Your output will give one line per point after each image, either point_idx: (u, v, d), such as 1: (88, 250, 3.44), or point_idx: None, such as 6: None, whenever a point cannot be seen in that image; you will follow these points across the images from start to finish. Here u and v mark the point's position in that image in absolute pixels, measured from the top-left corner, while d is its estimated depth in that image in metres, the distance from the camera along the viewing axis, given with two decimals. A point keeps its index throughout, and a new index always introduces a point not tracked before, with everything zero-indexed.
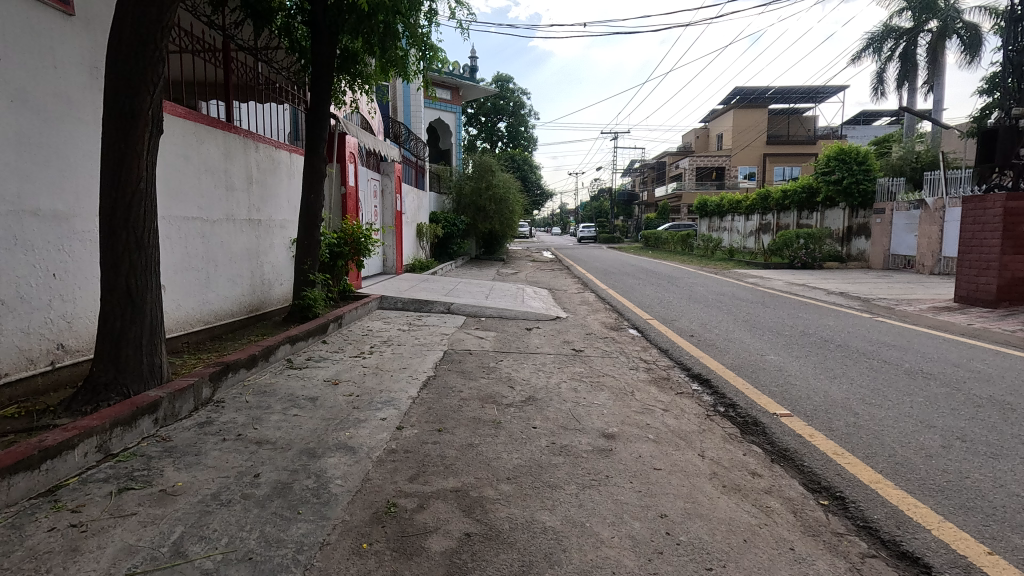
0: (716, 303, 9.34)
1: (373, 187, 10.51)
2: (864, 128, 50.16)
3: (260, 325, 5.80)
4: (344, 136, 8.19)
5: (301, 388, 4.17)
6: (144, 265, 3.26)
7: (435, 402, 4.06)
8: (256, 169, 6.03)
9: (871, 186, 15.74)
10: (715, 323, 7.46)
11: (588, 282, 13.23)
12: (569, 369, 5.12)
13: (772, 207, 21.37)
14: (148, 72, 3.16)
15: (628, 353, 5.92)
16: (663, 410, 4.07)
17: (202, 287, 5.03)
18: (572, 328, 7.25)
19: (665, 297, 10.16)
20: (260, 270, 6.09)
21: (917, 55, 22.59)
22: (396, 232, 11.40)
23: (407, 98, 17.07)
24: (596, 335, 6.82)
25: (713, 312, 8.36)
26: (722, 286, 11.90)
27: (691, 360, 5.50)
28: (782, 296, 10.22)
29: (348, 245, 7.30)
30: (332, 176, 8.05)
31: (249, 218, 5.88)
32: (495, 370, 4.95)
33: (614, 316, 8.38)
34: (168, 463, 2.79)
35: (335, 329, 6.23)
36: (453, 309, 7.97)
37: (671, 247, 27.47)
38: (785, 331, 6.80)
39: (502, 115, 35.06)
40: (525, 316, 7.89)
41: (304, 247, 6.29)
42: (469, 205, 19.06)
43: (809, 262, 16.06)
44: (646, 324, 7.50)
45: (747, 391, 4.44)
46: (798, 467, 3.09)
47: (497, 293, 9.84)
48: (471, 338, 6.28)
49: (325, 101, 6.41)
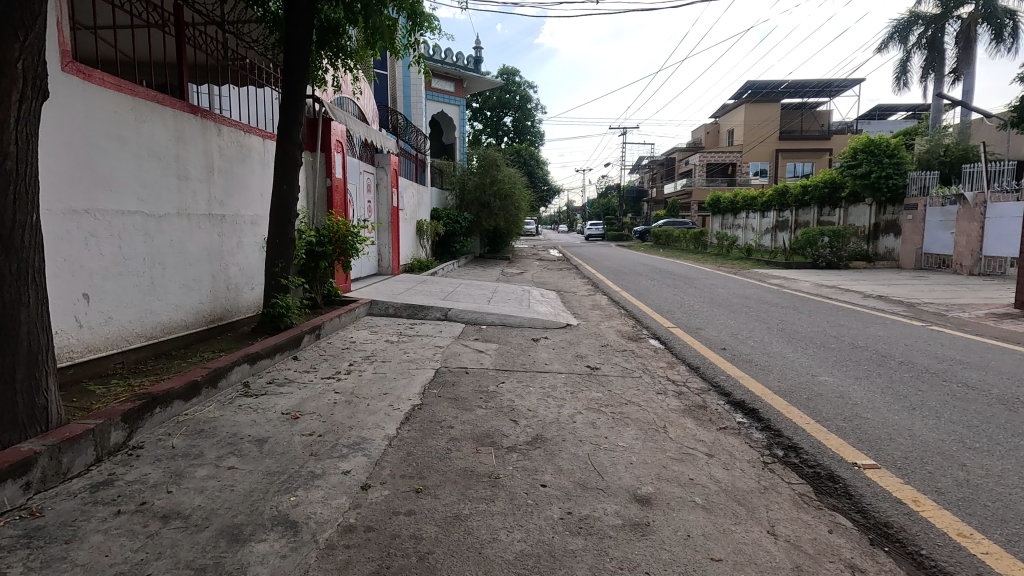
0: (743, 308, 8.45)
1: (366, 180, 9.69)
2: (880, 123, 48.86)
3: (222, 337, 4.95)
4: (329, 122, 7.35)
5: (250, 425, 3.32)
6: (16, 273, 2.43)
7: (417, 446, 3.19)
8: (219, 156, 5.17)
9: (902, 181, 14.68)
10: (747, 332, 6.58)
11: (599, 283, 12.34)
12: (585, 394, 4.25)
13: (791, 204, 20.35)
14: (16, 13, 2.30)
15: (652, 372, 5.04)
16: (707, 455, 3.20)
17: (144, 295, 4.19)
18: (585, 338, 6.37)
19: (685, 301, 9.25)
20: (223, 273, 5.24)
21: (945, 43, 21.56)
22: (391, 229, 10.55)
23: (407, 88, 16.09)
24: (613, 348, 5.95)
25: (741, 319, 7.46)
26: (745, 288, 10.98)
27: (729, 382, 4.62)
28: (815, 299, 9.29)
29: (332, 244, 6.49)
30: (317, 168, 7.27)
31: (210, 213, 5.04)
32: (494, 397, 4.08)
33: (631, 323, 7.49)
34: (18, 560, 1.94)
35: (310, 341, 5.38)
36: (450, 316, 7.12)
37: (683, 245, 26.49)
38: (831, 344, 5.90)
39: (508, 109, 34.21)
40: (531, 323, 7.03)
41: (276, 246, 5.43)
42: (473, 200, 18.20)
43: (834, 262, 15.06)
44: (668, 334, 6.62)
45: (808, 427, 3.55)
46: (914, 557, 2.20)
47: (501, 297, 8.97)
48: (469, 353, 5.41)
49: (300, 78, 5.55)
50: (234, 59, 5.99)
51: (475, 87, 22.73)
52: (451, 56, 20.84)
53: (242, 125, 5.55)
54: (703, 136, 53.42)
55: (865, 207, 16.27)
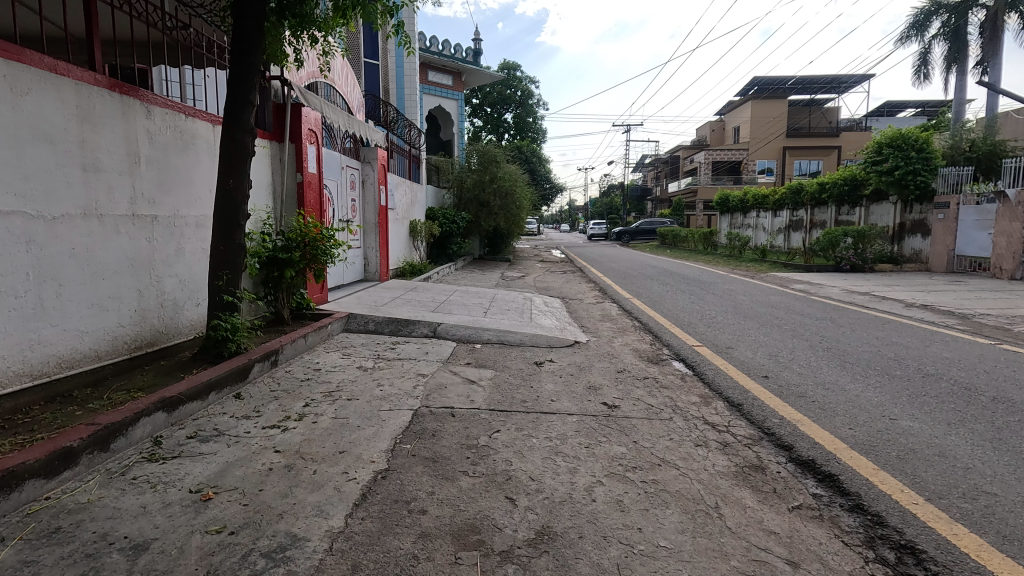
0: (773, 320, 7.47)
1: (348, 176, 8.73)
2: (889, 120, 47.71)
3: (148, 369, 3.97)
4: (300, 108, 6.40)
5: (134, 515, 2.33)
6: None
7: (371, 551, 2.20)
8: (148, 142, 4.18)
9: (931, 178, 13.60)
10: (787, 353, 5.60)
11: (608, 288, 11.36)
12: (604, 450, 3.28)
13: (806, 203, 19.30)
14: None
15: (685, 411, 4.06)
16: (789, 563, 2.22)
17: (28, 319, 3.22)
18: (597, 361, 5.39)
19: (705, 311, 8.26)
20: (153, 287, 4.24)
21: (968, 33, 20.58)
22: (379, 231, 9.58)
23: (401, 78, 15.08)
24: (631, 374, 4.98)
25: (775, 334, 6.49)
26: (768, 295, 9.98)
27: (786, 428, 3.64)
28: (852, 309, 8.29)
29: (300, 250, 5.69)
30: (287, 161, 6.33)
31: (134, 214, 4.05)
32: (487, 457, 3.11)
33: (648, 340, 6.51)
34: None
35: (264, 371, 4.39)
36: (440, 332, 6.16)
37: (692, 244, 25.44)
38: (894, 370, 4.92)
39: (508, 105, 33.16)
40: (534, 341, 6.05)
41: (220, 254, 4.40)
42: (472, 199, 17.20)
43: (859, 264, 14.04)
44: (694, 355, 5.65)
45: (918, 510, 2.57)
46: None
47: (499, 306, 8.01)
48: (458, 384, 4.44)
49: (252, 49, 4.53)
50: (176, 28, 4.94)
51: (473, 81, 21.73)
52: (448, 48, 19.87)
53: (183, 106, 4.56)
54: (708, 134, 52.36)
55: (888, 206, 15.24)
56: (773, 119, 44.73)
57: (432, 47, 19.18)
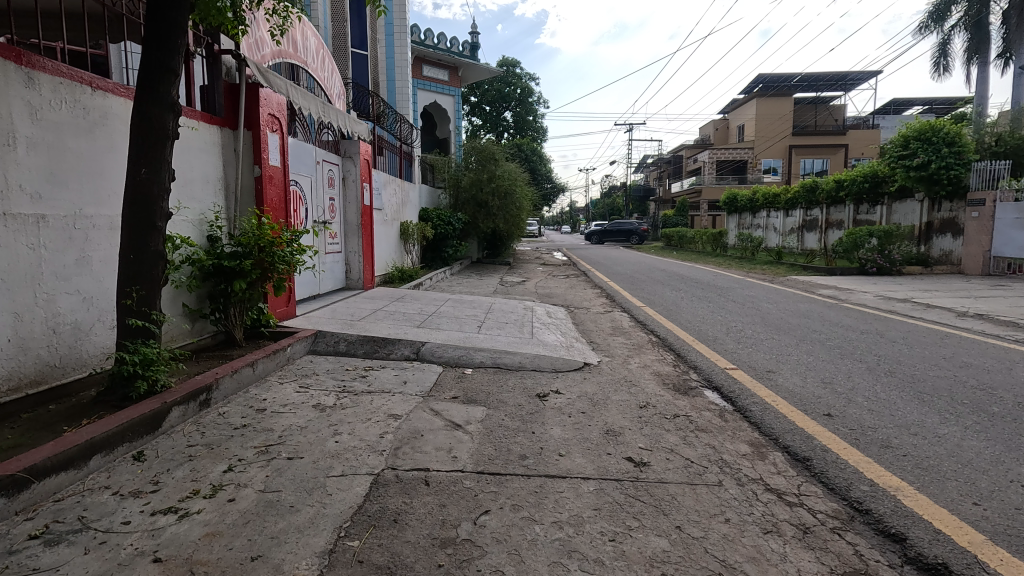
0: (812, 334, 6.47)
1: (325, 172, 7.76)
2: (896, 118, 46.73)
3: (20, 421, 2.98)
4: (258, 88, 5.41)
5: None
6: None
7: None
8: (29, 118, 3.19)
9: (964, 172, 12.55)
10: (842, 379, 4.61)
11: (617, 295, 10.40)
12: (638, 547, 2.29)
13: (822, 201, 18.34)
14: None
15: (736, 472, 3.07)
16: None
17: None
18: (613, 393, 4.40)
19: (730, 323, 7.27)
20: (38, 310, 3.25)
21: (990, 23, 19.61)
22: (362, 233, 8.58)
23: (391, 71, 14.04)
24: (658, 413, 3.99)
25: (820, 354, 5.49)
26: (795, 303, 8.98)
27: (885, 502, 2.64)
28: (897, 319, 7.30)
29: (253, 258, 4.73)
30: (242, 152, 5.35)
31: (6, 211, 3.07)
32: (468, 567, 2.12)
33: (670, 360, 5.52)
34: None
35: (188, 415, 3.39)
36: (423, 354, 5.19)
37: (700, 246, 24.43)
38: (988, 404, 3.91)
39: (508, 103, 32.20)
40: (536, 364, 5.07)
41: (129, 264, 3.36)
42: (468, 199, 16.20)
43: (886, 267, 12.97)
44: (730, 383, 4.65)
45: None
46: None
47: (496, 319, 7.03)
48: (440, 430, 3.47)
49: (176, 2, 3.50)
50: None
51: (471, 75, 20.78)
52: (444, 41, 18.97)
53: (91, 77, 3.60)
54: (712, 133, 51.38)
55: (914, 203, 14.21)
56: (778, 118, 43.79)
57: (427, 40, 18.28)
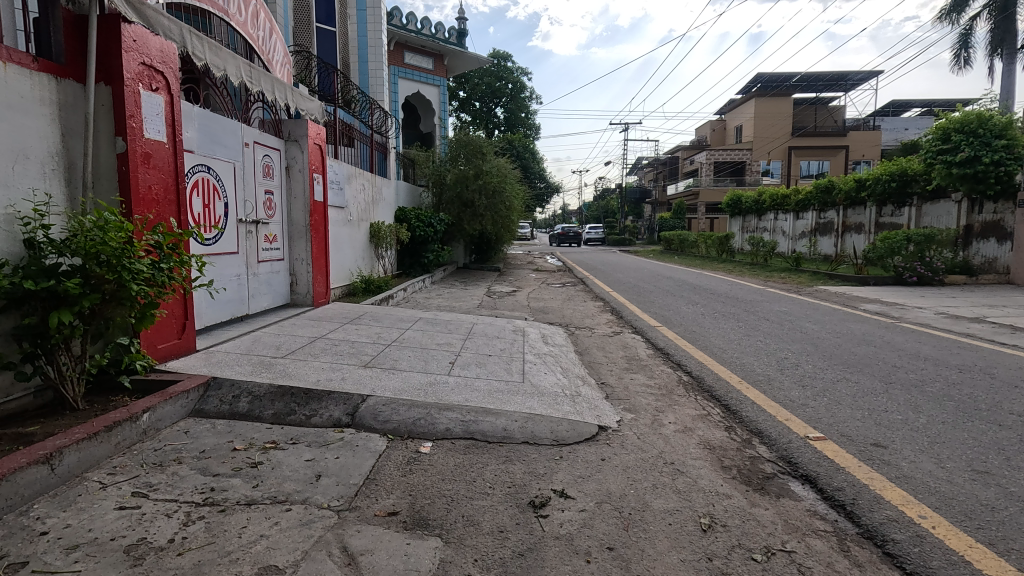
0: (898, 375, 4.81)
1: (259, 156, 6.05)
2: (898, 120, 45.45)
3: None
4: (121, 23, 3.67)
5: None
6: None
7: None
8: None
9: (1016, 169, 11.00)
10: (1006, 468, 2.95)
11: (626, 310, 8.77)
12: None
13: (839, 203, 16.88)
14: None
15: None
16: None
17: None
18: (651, 495, 2.75)
19: (778, 355, 5.62)
20: None
21: (1018, 8, 18.20)
22: (312, 236, 6.85)
23: (364, 51, 12.37)
24: (735, 546, 2.33)
25: (934, 413, 3.83)
26: (845, 323, 7.33)
27: None
28: (994, 350, 5.65)
29: (86, 277, 3.02)
30: (97, 118, 3.64)
31: None
32: None
33: (718, 420, 3.88)
34: None
35: None
36: (359, 416, 3.51)
37: (703, 250, 22.92)
38: None
39: (499, 98, 30.68)
40: (529, 434, 3.40)
41: None
42: (453, 198, 14.51)
43: (929, 276, 11.44)
44: (831, 472, 2.98)
45: None
46: None
47: (478, 349, 5.34)
48: None
49: None
50: None
51: (459, 65, 19.16)
52: (428, 27, 17.33)
53: None
54: (709, 135, 50.08)
55: (950, 204, 12.75)
56: (778, 119, 42.52)
57: (409, 24, 16.64)
